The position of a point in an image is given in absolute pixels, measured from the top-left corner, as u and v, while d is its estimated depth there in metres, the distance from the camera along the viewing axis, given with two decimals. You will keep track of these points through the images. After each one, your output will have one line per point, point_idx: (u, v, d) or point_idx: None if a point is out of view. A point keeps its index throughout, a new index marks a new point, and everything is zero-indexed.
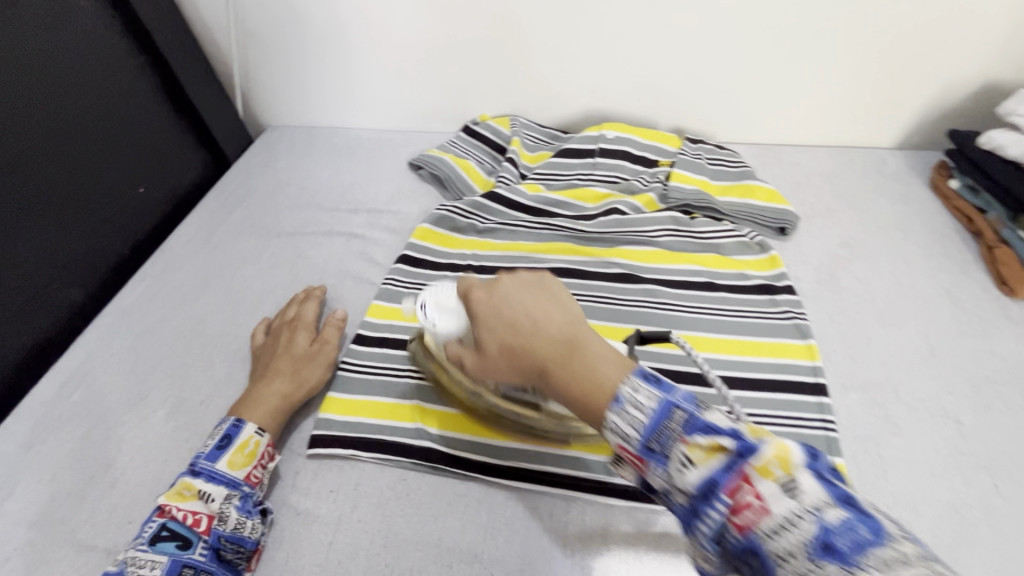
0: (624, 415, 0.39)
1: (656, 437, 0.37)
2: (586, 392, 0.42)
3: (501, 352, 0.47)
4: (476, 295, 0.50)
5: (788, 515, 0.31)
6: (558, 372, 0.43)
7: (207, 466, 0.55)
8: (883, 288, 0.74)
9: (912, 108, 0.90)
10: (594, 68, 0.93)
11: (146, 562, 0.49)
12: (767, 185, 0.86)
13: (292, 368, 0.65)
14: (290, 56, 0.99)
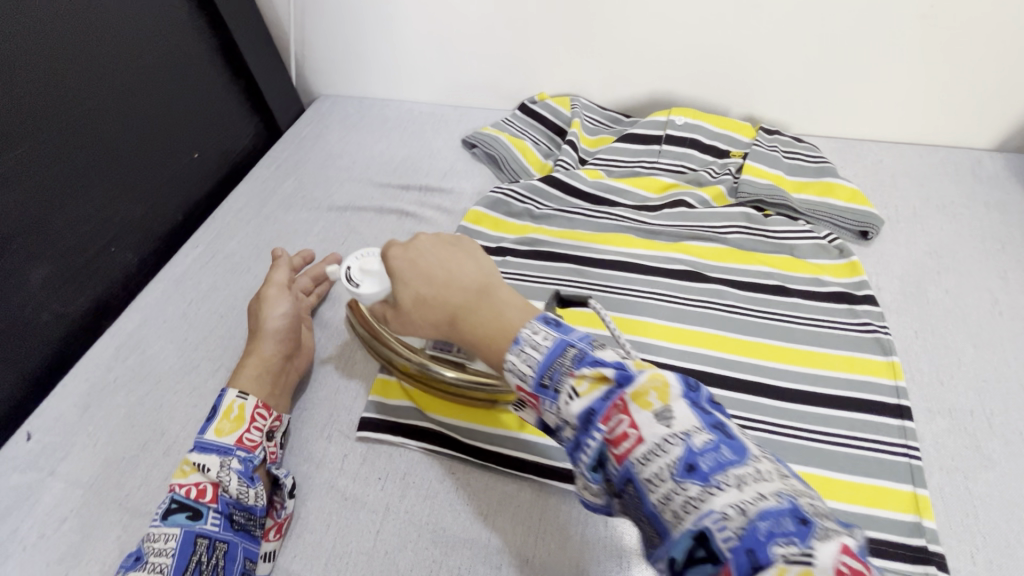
0: (522, 354, 0.40)
1: (548, 373, 0.39)
2: (490, 332, 0.44)
3: (428, 309, 0.49)
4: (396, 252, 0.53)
5: (716, 477, 0.32)
6: (466, 318, 0.46)
7: (196, 436, 0.54)
8: (977, 305, 0.67)
9: (1020, 105, 0.81)
10: (667, 48, 0.87)
11: (161, 535, 0.49)
12: (849, 184, 0.79)
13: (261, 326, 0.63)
14: (346, 23, 0.96)
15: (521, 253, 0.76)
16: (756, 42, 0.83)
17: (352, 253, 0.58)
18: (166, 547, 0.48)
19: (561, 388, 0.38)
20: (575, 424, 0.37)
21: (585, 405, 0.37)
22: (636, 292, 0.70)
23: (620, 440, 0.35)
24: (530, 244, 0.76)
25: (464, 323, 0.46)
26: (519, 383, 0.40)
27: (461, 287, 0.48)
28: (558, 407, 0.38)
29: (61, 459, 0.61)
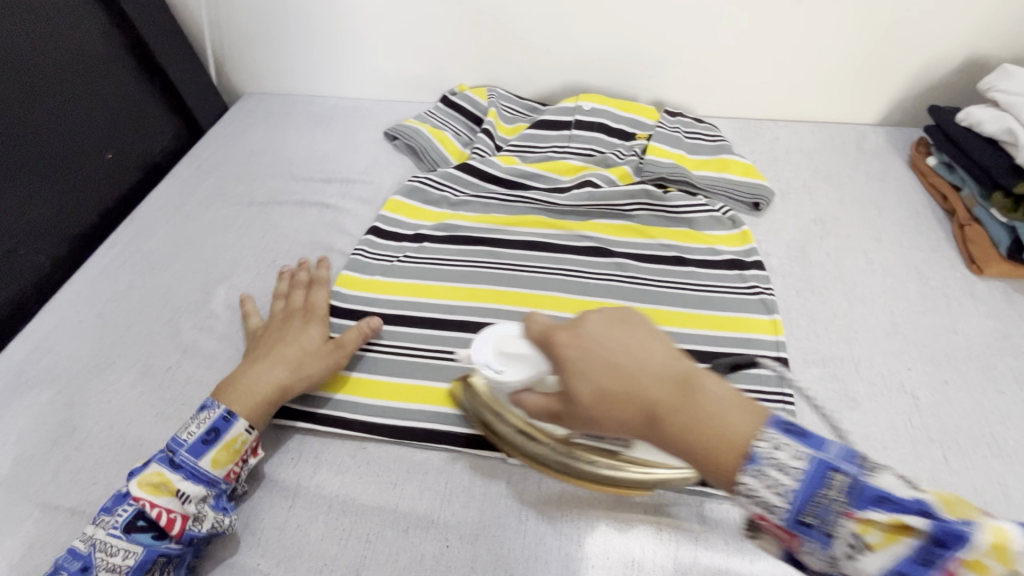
0: (761, 480, 0.35)
1: (811, 510, 0.34)
2: (714, 445, 0.37)
3: (595, 401, 0.41)
4: (559, 337, 0.44)
5: (825, 507, 0.34)
6: (674, 421, 0.38)
7: (188, 460, 0.53)
8: (853, 265, 0.74)
9: (894, 82, 0.88)
10: (574, 37, 0.91)
11: (121, 550, 0.49)
12: (744, 159, 0.85)
13: (294, 357, 0.61)
14: (261, 19, 0.97)
15: (438, 238, 0.78)
16: (654, 30, 0.88)
17: (478, 333, 0.53)
18: (122, 562, 0.48)
19: (768, 501, 0.35)
20: (800, 522, 0.35)
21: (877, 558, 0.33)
22: (544, 269, 0.74)
23: (791, 523, 0.35)
24: (446, 229, 0.79)
25: (671, 426, 0.38)
26: (764, 515, 0.35)
27: (610, 377, 0.41)
28: (831, 555, 0.34)
29: None
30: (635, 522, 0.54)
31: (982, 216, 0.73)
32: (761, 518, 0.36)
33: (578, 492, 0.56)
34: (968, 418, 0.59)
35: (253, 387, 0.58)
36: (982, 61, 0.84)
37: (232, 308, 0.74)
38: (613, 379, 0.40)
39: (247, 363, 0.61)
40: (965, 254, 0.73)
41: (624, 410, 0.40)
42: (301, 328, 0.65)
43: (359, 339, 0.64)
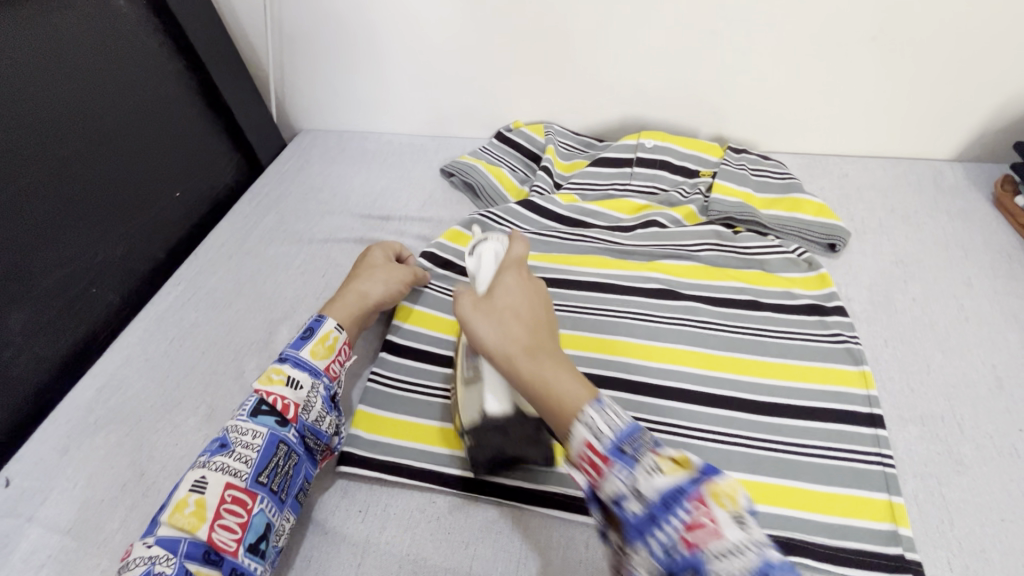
0: (603, 415, 0.40)
1: (630, 442, 0.39)
2: (549, 401, 0.43)
3: (497, 347, 0.46)
4: (502, 279, 0.51)
5: (735, 541, 0.34)
6: (527, 370, 0.44)
7: (292, 352, 0.60)
8: (943, 312, 0.69)
9: (973, 117, 0.85)
10: (634, 75, 0.90)
11: (250, 430, 0.54)
12: (815, 198, 0.81)
13: (366, 276, 0.70)
14: (324, 61, 0.99)
15: None
16: (718, 67, 0.86)
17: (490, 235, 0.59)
18: (253, 441, 0.53)
19: (640, 461, 0.38)
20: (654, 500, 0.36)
21: (667, 481, 0.37)
22: (612, 312, 0.71)
23: (698, 529, 0.35)
24: None
25: (525, 372, 0.44)
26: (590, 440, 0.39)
27: (532, 332, 0.47)
28: (633, 478, 0.37)
29: (39, 504, 0.60)
30: None
31: None
32: (675, 566, 0.35)
33: None
34: None
35: (346, 315, 0.66)
36: None
37: None
38: (534, 306, 0.49)
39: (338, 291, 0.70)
40: None
41: (517, 328, 0.47)
42: (375, 277, 0.70)
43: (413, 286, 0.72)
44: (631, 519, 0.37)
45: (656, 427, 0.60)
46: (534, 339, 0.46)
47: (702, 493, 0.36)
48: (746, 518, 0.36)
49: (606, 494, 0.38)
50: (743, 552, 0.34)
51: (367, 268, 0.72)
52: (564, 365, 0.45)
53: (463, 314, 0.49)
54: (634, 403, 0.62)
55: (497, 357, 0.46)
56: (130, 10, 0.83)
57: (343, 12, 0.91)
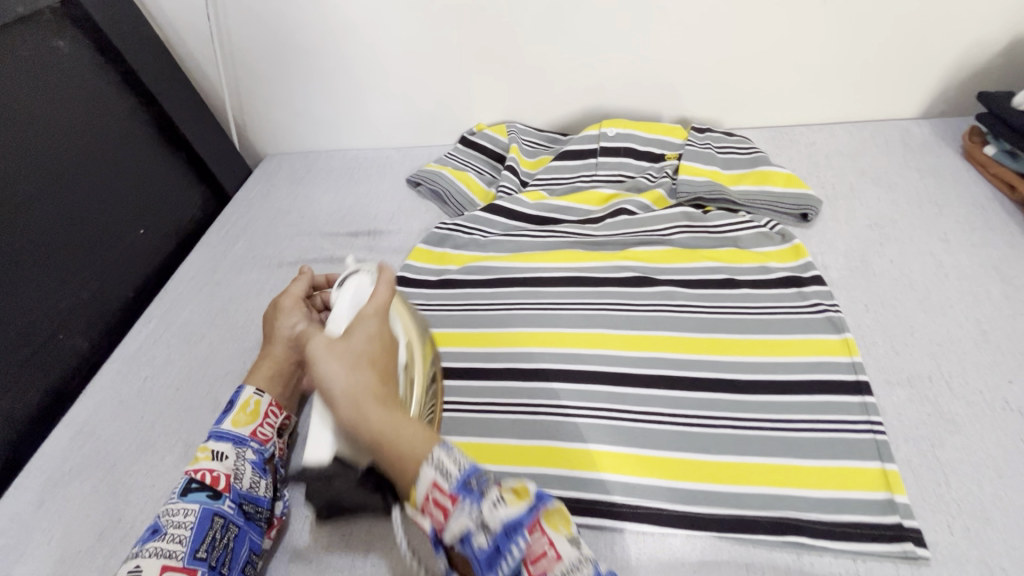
0: (447, 455, 0.42)
1: (476, 477, 0.41)
2: (394, 458, 0.42)
3: (345, 395, 0.44)
4: (366, 318, 0.49)
5: (574, 561, 0.39)
6: (380, 436, 0.43)
7: (213, 429, 0.58)
8: (922, 270, 0.68)
9: (934, 73, 0.84)
10: (590, 66, 0.89)
11: (180, 509, 0.51)
12: (783, 169, 0.80)
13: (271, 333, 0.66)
14: (278, 83, 0.98)
15: (470, 284, 0.75)
16: (673, 49, 0.85)
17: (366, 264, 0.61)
18: (184, 520, 0.50)
19: (486, 492, 0.41)
20: (496, 531, 0.39)
21: (509, 514, 0.40)
22: (587, 305, 0.70)
23: (540, 559, 0.39)
24: (477, 271, 0.76)
25: (373, 437, 0.43)
26: (438, 481, 0.41)
27: (386, 376, 0.47)
28: (479, 511, 0.40)
29: (15, 562, 0.59)
30: None
31: None
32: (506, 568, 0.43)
33: (657, 553, 0.51)
34: None
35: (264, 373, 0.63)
36: None
37: None
38: (384, 356, 0.48)
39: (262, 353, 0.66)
40: None
41: (364, 374, 0.45)
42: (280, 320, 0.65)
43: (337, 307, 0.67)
44: (478, 552, 0.39)
45: (639, 418, 0.59)
46: (384, 389, 0.45)
47: (540, 523, 0.40)
48: (577, 537, 0.41)
49: (452, 535, 0.40)
50: (577, 569, 0.39)
51: (275, 310, 0.66)
52: (404, 421, 0.44)
53: (316, 353, 0.47)
54: (615, 395, 0.61)
55: (341, 402, 0.44)
56: (75, 51, 0.82)
57: (293, 33, 0.91)
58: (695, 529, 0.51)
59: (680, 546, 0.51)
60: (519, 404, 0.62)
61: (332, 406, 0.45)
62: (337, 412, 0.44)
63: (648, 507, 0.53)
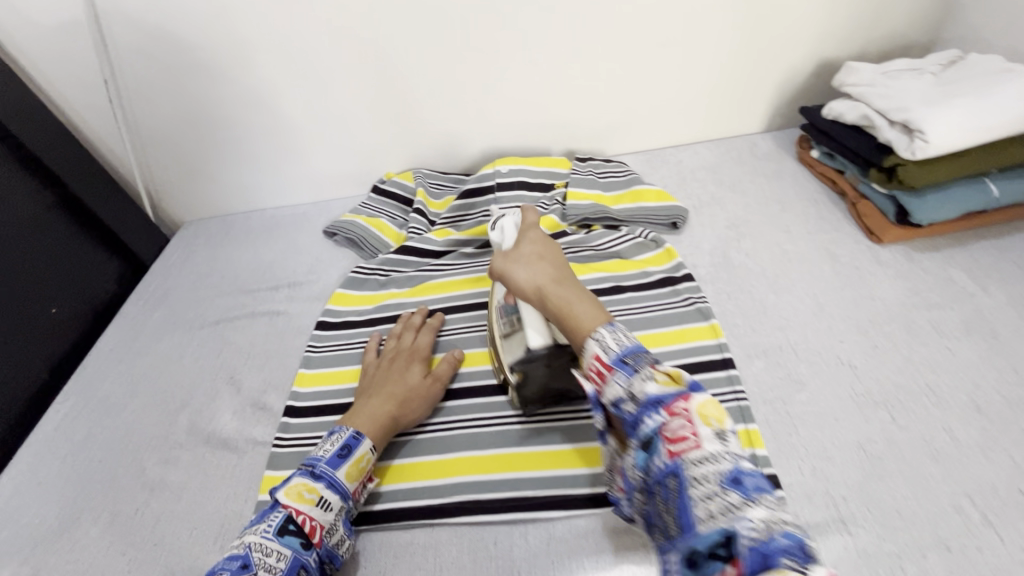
0: (613, 333, 0.51)
1: (631, 355, 0.49)
2: (569, 321, 0.54)
3: (533, 290, 0.58)
4: (528, 241, 0.63)
5: (714, 452, 0.42)
6: (568, 319, 0.54)
7: (328, 470, 0.57)
8: (771, 259, 0.80)
9: (766, 94, 0.99)
10: (479, 113, 0.99)
11: (274, 551, 0.51)
12: (654, 187, 0.92)
13: (405, 394, 0.66)
14: (188, 153, 1.02)
15: (387, 320, 0.82)
16: (548, 92, 0.97)
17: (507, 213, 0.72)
18: (275, 565, 0.51)
19: (638, 368, 0.48)
20: (642, 400, 0.46)
21: (656, 391, 0.46)
22: None
23: (680, 441, 0.43)
24: (391, 308, 0.83)
25: (549, 293, 0.57)
26: (599, 352, 0.50)
27: (554, 266, 0.60)
28: (630, 381, 0.47)
29: None
30: (624, 548, 0.56)
31: (867, 192, 0.80)
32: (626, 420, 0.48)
33: (565, 534, 0.58)
34: (904, 375, 0.63)
35: (374, 415, 0.63)
36: (831, 64, 0.95)
37: (195, 431, 0.74)
38: (548, 249, 0.62)
39: (363, 398, 0.66)
40: (864, 228, 0.80)
41: (535, 264, 0.60)
42: (403, 369, 0.69)
43: (451, 368, 0.70)
44: (628, 416, 0.47)
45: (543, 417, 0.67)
46: (558, 273, 0.59)
47: (689, 407, 0.45)
48: (727, 433, 0.44)
49: (608, 398, 0.49)
50: (717, 459, 0.42)
51: (387, 374, 0.68)
52: (579, 296, 0.56)
53: (500, 266, 0.62)
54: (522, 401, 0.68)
55: (529, 289, 0.59)
56: None
57: (198, 106, 0.96)
58: (595, 507, 0.59)
59: (584, 525, 0.58)
60: (440, 423, 0.68)
61: (526, 297, 0.60)
62: (529, 298, 0.59)
63: (554, 495, 0.60)
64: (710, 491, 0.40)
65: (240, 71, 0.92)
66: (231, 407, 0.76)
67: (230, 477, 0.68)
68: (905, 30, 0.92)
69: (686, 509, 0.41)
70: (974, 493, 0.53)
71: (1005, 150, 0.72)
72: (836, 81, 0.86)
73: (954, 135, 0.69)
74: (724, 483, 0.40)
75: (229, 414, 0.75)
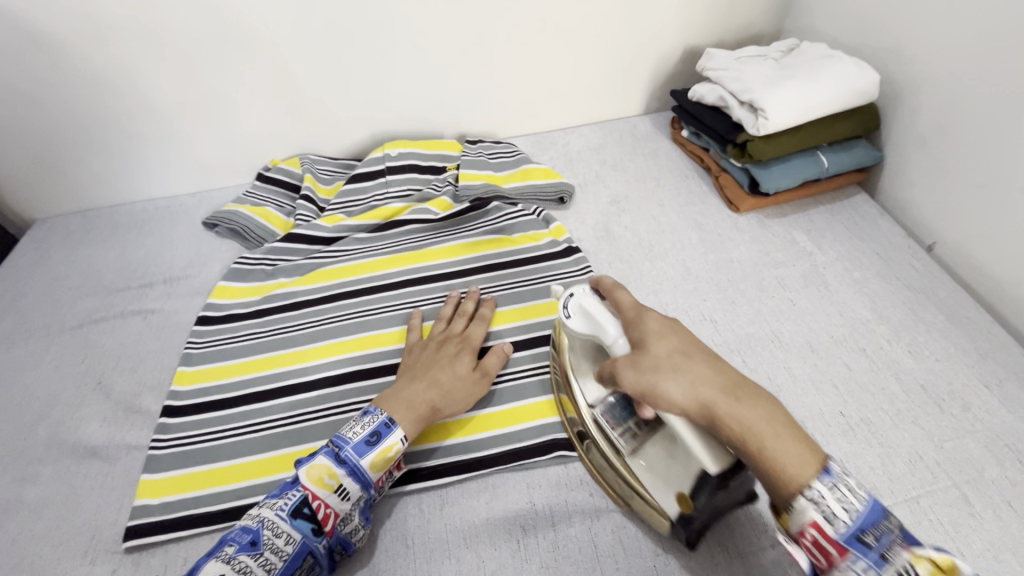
0: (716, 389, 0.47)
1: (740, 414, 0.46)
2: (776, 482, 0.43)
3: (703, 421, 0.45)
4: (647, 317, 0.52)
5: (837, 506, 0.41)
6: (732, 415, 0.44)
7: (353, 457, 0.54)
8: (647, 230, 0.86)
9: (642, 79, 1.06)
10: (365, 95, 0.97)
11: (284, 534, 0.49)
12: (542, 165, 0.96)
13: (447, 384, 0.62)
14: (35, 142, 0.91)
15: (275, 310, 0.79)
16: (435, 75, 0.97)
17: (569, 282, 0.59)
18: (283, 548, 0.49)
19: (753, 432, 0.45)
20: (764, 468, 0.43)
21: (815, 467, 0.42)
22: (388, 307, 0.78)
23: (806, 502, 0.41)
24: (280, 298, 0.81)
25: (728, 422, 0.44)
26: (707, 417, 0.47)
27: (707, 362, 0.48)
28: (746, 447, 0.45)
29: None
30: (513, 505, 0.59)
31: (726, 166, 0.89)
32: (711, 424, 0.46)
33: (458, 498, 0.60)
34: (754, 325, 0.72)
35: (414, 399, 0.59)
36: (695, 51, 1.04)
37: (56, 444, 0.67)
38: (685, 341, 0.50)
39: (402, 381, 0.62)
40: (725, 199, 0.89)
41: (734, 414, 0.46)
42: (454, 357, 0.65)
43: (500, 362, 0.66)
44: (752, 488, 0.45)
45: None
46: (723, 380, 0.46)
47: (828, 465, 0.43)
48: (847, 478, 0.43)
49: (731, 468, 0.46)
50: (843, 514, 0.41)
51: (434, 360, 0.65)
52: (769, 420, 0.44)
53: (637, 387, 0.48)
54: None
55: (692, 411, 0.45)
56: None
57: (41, 88, 0.86)
58: (485, 469, 0.62)
59: (476, 487, 0.61)
60: (332, 407, 0.68)
61: (678, 415, 0.46)
62: (689, 417, 0.46)
63: (446, 464, 0.62)
64: (849, 551, 0.40)
65: (88, 49, 0.84)
66: (99, 414, 0.70)
67: (100, 486, 0.63)
68: (755, 21, 1.03)
69: (823, 565, 0.41)
70: (807, 420, 0.62)
71: (832, 126, 0.83)
72: (698, 66, 0.93)
73: (789, 114, 0.79)
74: (859, 540, 0.40)
75: (97, 422, 0.69)
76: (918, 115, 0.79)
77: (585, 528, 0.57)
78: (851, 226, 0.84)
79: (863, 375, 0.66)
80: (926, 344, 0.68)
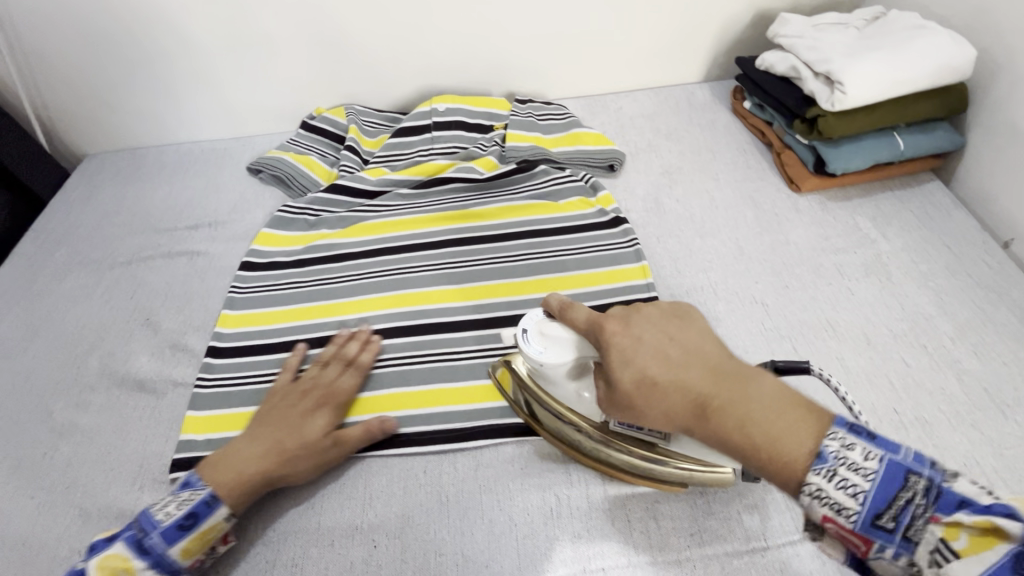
0: (840, 478, 0.38)
1: (896, 512, 0.37)
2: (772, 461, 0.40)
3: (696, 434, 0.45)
4: (610, 327, 0.50)
5: None
6: (721, 415, 0.42)
7: (158, 546, 0.50)
8: (699, 205, 0.83)
9: (704, 43, 1.00)
10: (415, 46, 0.94)
11: None
12: (593, 130, 0.92)
13: (281, 452, 0.56)
14: (87, 75, 0.91)
15: (316, 261, 0.79)
16: (488, 28, 0.93)
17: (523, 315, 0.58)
18: None
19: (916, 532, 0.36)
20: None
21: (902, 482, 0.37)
22: (429, 266, 0.77)
23: None
24: (321, 249, 0.80)
25: (717, 420, 0.43)
26: (832, 516, 0.38)
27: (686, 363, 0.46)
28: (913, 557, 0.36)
29: None
30: (548, 473, 0.59)
31: (790, 143, 0.84)
32: (829, 520, 0.38)
33: (492, 461, 0.60)
34: (808, 312, 0.69)
35: (235, 467, 0.55)
36: (766, 15, 0.97)
37: (107, 374, 0.70)
38: (662, 344, 0.48)
39: (237, 440, 0.57)
40: (785, 177, 0.85)
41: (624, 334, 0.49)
42: (307, 416, 0.59)
43: (373, 433, 0.59)
44: None
45: (474, 354, 0.68)
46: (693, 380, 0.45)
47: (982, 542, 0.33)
48: None
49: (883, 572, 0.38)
50: None
51: (277, 421, 0.58)
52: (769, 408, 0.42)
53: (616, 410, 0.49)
54: (455, 338, 0.70)
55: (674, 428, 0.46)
56: None
57: (95, 19, 0.85)
58: (521, 435, 0.61)
59: (511, 453, 0.61)
60: None
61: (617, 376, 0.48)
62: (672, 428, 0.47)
63: (482, 427, 0.62)
64: None
65: None
66: (147, 350, 0.72)
67: (148, 418, 0.66)
68: None
69: None
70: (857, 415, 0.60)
71: (913, 106, 0.77)
72: (769, 32, 0.86)
73: (869, 90, 0.73)
74: None
75: (145, 356, 0.71)
76: (1013, 99, 0.73)
77: (618, 502, 0.57)
78: (920, 215, 0.79)
79: (920, 372, 0.63)
80: (993, 347, 0.64)
